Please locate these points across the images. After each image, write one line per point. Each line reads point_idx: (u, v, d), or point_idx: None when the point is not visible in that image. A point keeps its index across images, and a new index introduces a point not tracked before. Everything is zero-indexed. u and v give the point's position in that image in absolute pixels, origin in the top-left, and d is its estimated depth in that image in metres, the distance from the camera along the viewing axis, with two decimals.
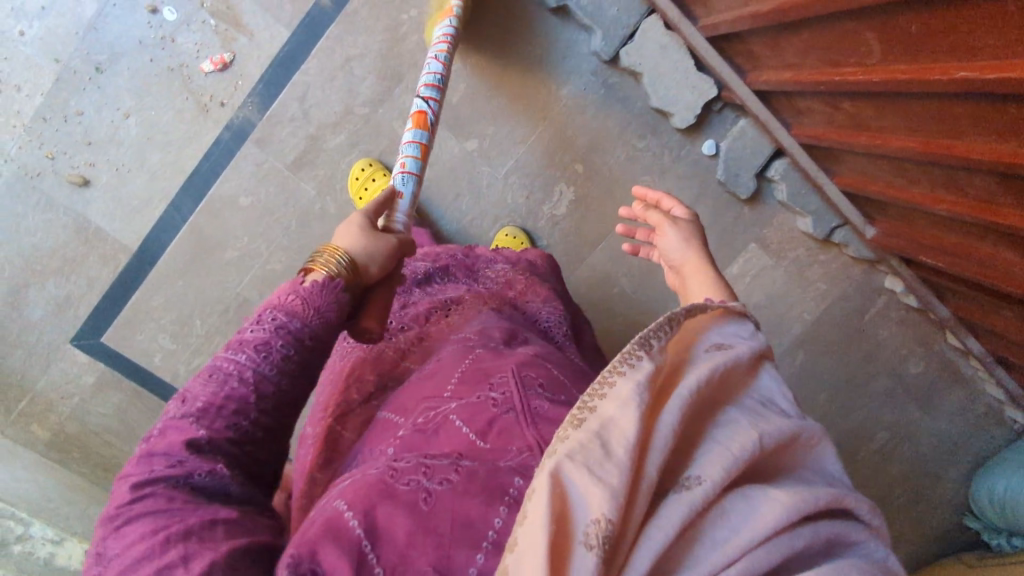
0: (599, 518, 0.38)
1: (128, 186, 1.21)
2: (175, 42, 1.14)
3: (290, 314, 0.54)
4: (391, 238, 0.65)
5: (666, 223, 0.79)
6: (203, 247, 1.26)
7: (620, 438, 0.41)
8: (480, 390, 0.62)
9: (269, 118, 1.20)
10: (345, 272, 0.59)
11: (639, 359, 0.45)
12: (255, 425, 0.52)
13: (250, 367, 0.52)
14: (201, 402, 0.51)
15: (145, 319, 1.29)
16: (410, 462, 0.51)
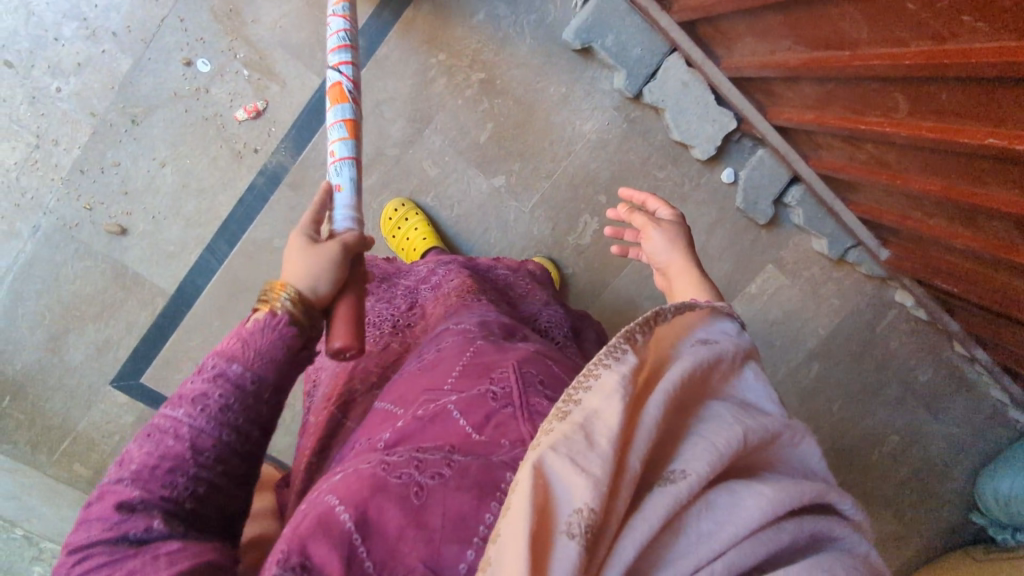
0: (584, 506, 0.38)
1: (165, 232, 1.23)
2: (208, 94, 1.16)
3: (228, 359, 0.53)
4: (332, 245, 0.61)
5: (651, 226, 0.75)
6: (239, 288, 1.28)
7: (606, 428, 0.41)
8: (479, 384, 0.58)
9: (302, 162, 1.22)
10: (293, 306, 0.56)
11: (623, 352, 0.46)
12: (193, 491, 0.50)
13: (185, 423, 0.51)
14: (133, 468, 0.49)
15: (184, 359, 1.31)
16: (403, 456, 0.49)
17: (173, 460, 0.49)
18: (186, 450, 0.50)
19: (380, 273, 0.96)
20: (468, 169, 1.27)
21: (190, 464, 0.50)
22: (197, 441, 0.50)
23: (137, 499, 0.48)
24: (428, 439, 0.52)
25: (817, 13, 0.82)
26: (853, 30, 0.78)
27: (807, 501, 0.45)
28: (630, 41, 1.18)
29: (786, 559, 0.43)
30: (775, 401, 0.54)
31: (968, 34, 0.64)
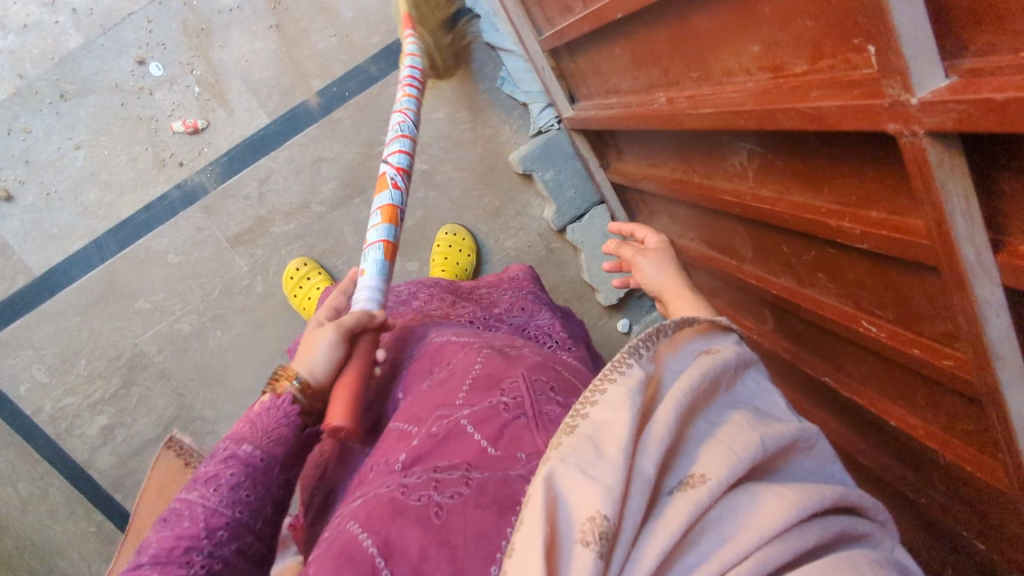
0: (597, 514, 0.38)
1: (54, 212, 1.18)
2: (150, 96, 1.16)
3: (238, 441, 0.57)
4: (332, 328, 0.66)
5: (640, 254, 0.72)
6: (113, 291, 1.23)
7: (613, 438, 0.42)
8: (489, 397, 0.60)
9: (223, 190, 1.21)
10: (300, 390, 0.62)
11: (627, 367, 0.48)
12: (209, 569, 0.51)
13: (200, 502, 0.53)
14: (150, 554, 0.50)
15: (26, 345, 1.23)
16: (421, 476, 0.52)
17: (188, 539, 0.51)
18: (202, 529, 0.52)
19: None
20: None
21: (206, 542, 0.51)
22: (211, 519, 0.52)
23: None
24: (445, 458, 0.55)
25: (716, 219, 0.91)
26: (741, 245, 0.87)
27: (830, 504, 0.43)
28: (567, 180, 1.27)
29: (813, 557, 0.41)
30: (788, 407, 0.52)
31: (818, 287, 0.73)
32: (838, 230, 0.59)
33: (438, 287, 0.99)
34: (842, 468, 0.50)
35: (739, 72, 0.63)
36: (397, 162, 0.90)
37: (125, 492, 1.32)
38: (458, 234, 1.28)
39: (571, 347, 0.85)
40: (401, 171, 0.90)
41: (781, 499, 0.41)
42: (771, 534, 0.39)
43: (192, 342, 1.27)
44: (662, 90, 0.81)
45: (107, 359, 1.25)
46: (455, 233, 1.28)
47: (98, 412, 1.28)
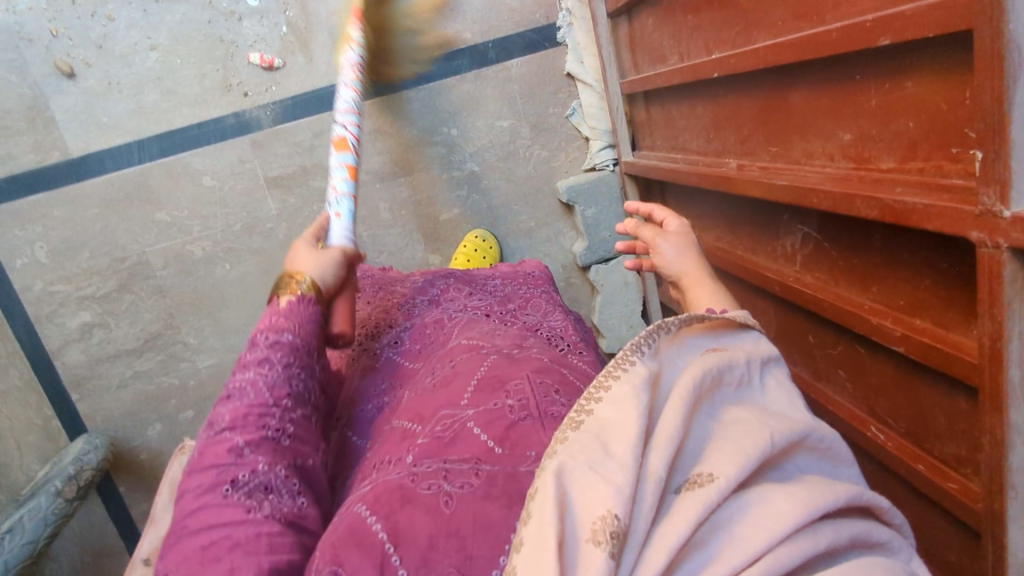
0: (608, 513, 0.37)
1: (110, 102, 1.17)
2: (238, 23, 1.16)
3: (277, 330, 0.59)
4: (335, 250, 0.70)
5: (660, 236, 0.71)
6: (140, 195, 1.22)
7: (621, 437, 0.41)
8: (493, 398, 0.59)
9: (278, 130, 1.22)
10: (309, 288, 0.64)
11: (631, 363, 0.47)
12: (283, 430, 0.55)
13: (260, 379, 0.56)
14: (228, 420, 0.54)
15: (35, 220, 1.20)
16: (430, 467, 0.50)
17: (259, 407, 0.55)
18: (270, 399, 0.56)
19: (377, 281, 0.98)
20: (413, 233, 1.31)
21: (277, 410, 0.56)
22: (274, 391, 0.56)
23: (241, 444, 0.52)
24: (452, 453, 0.52)
25: (746, 296, 0.92)
26: (765, 327, 0.88)
27: (840, 502, 0.40)
28: (605, 221, 1.29)
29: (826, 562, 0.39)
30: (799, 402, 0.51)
31: (834, 384, 0.74)
32: (878, 330, 0.60)
33: (452, 278, 0.99)
34: (851, 468, 0.49)
35: (820, 154, 0.65)
36: (352, 117, 0.94)
37: (82, 392, 1.30)
38: (487, 241, 1.29)
39: (584, 351, 0.80)
40: (354, 125, 0.94)
41: (791, 495, 0.39)
42: (782, 532, 0.37)
43: (198, 267, 1.27)
44: (733, 156, 0.83)
45: (110, 259, 1.24)
46: (484, 238, 1.29)
47: (83, 307, 1.26)
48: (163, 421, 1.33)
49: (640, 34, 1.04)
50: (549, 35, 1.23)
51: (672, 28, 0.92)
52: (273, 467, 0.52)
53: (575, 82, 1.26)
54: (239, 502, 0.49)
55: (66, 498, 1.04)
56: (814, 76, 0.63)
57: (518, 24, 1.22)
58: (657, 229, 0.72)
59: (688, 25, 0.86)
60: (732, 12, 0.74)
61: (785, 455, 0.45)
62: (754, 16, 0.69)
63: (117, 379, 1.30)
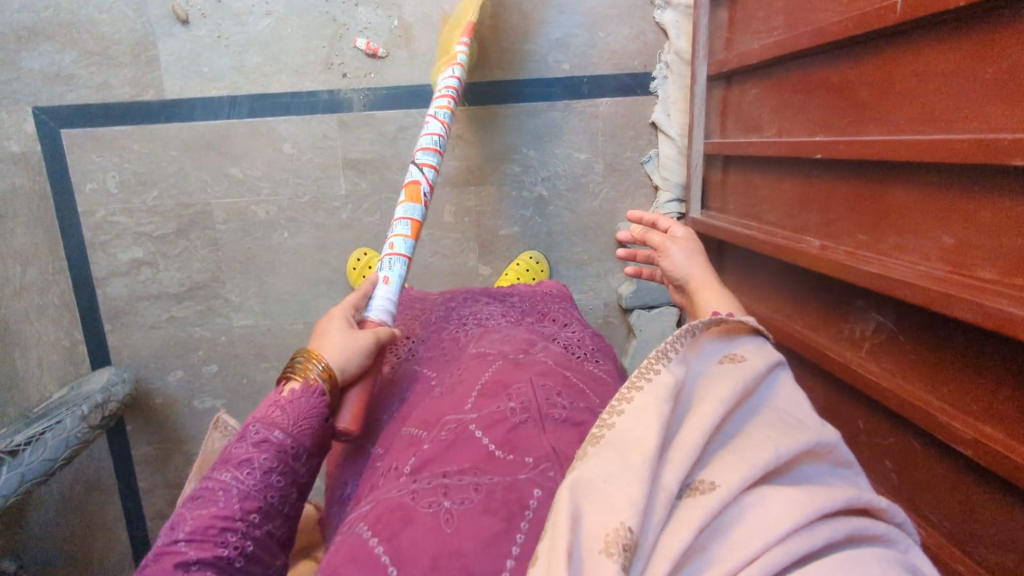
0: (621, 525, 0.38)
1: (214, 55, 1.20)
2: (353, 8, 1.20)
3: (270, 426, 0.60)
4: (370, 335, 0.72)
5: (671, 241, 0.75)
6: (221, 149, 1.25)
7: (638, 450, 0.43)
8: (496, 402, 0.61)
9: (366, 116, 1.25)
10: (323, 377, 0.66)
11: (653, 375, 0.50)
12: (243, 548, 0.54)
13: (234, 482, 0.57)
14: (187, 530, 0.53)
15: (115, 151, 1.23)
16: (430, 483, 0.51)
17: (224, 519, 0.54)
18: (238, 512, 0.55)
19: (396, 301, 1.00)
20: (471, 242, 1.34)
21: (242, 524, 0.55)
22: (244, 502, 0.56)
23: (192, 560, 0.51)
24: (452, 461, 0.54)
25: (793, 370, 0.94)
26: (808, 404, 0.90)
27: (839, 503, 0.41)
28: None
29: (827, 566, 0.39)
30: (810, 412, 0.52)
31: (879, 475, 0.76)
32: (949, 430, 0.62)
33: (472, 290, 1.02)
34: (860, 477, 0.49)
35: (914, 251, 0.67)
36: (426, 160, 0.96)
37: (115, 325, 1.31)
38: (540, 264, 1.32)
39: (600, 360, 0.82)
40: (427, 170, 0.95)
41: (792, 501, 0.40)
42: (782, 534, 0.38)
43: (258, 229, 1.29)
44: (815, 237, 0.86)
45: (175, 203, 1.26)
46: (538, 261, 1.32)
47: (138, 243, 1.28)
48: (185, 369, 1.35)
49: (735, 101, 1.08)
50: (643, 83, 1.27)
51: (775, 102, 0.95)
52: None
53: (656, 132, 1.30)
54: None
55: (90, 425, 1.05)
56: (925, 177, 0.65)
57: (617, 68, 1.26)
58: (664, 237, 0.76)
59: (794, 102, 0.89)
60: (850, 100, 0.77)
61: (792, 461, 0.46)
62: (873, 110, 0.72)
63: (152, 319, 1.31)
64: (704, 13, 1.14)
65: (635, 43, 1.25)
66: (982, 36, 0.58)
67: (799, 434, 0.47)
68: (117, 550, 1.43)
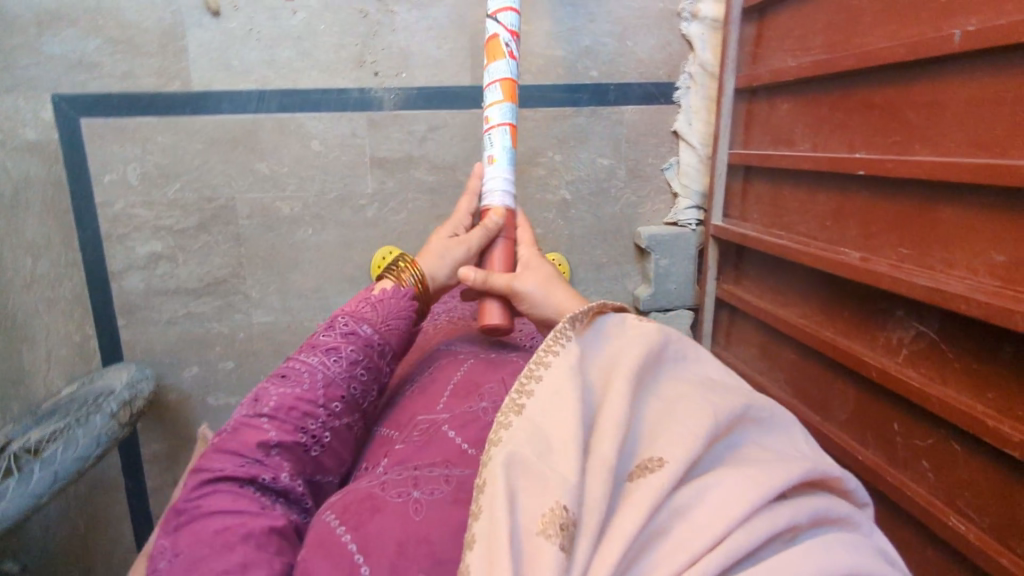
0: (558, 505, 0.40)
1: (243, 48, 1.19)
2: (388, 7, 1.20)
3: (357, 321, 0.65)
4: (464, 246, 0.75)
5: (516, 280, 0.72)
6: (247, 143, 1.23)
7: (561, 433, 0.44)
8: (469, 402, 0.66)
9: (396, 115, 1.25)
10: (416, 283, 0.71)
11: (553, 357, 0.52)
12: (316, 438, 0.59)
13: (319, 369, 0.61)
14: (270, 407, 0.58)
15: (137, 142, 1.21)
16: (403, 476, 0.53)
17: (305, 403, 0.59)
18: (320, 397, 0.60)
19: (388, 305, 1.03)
20: None
21: (321, 412, 0.60)
22: (329, 390, 0.60)
23: (272, 443, 0.56)
24: (429, 463, 0.57)
25: (819, 373, 0.99)
26: (837, 404, 0.95)
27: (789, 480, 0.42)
28: (673, 273, 1.36)
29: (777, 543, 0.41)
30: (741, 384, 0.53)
31: (912, 472, 0.81)
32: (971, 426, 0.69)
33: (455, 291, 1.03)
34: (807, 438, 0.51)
35: (964, 267, 0.72)
36: (506, 17, 0.83)
37: (129, 320, 1.28)
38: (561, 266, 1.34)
39: None
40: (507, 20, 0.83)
41: (744, 480, 0.41)
42: (736, 517, 0.39)
43: (282, 225, 1.28)
44: (852, 249, 0.91)
45: (198, 197, 1.24)
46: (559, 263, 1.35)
47: (157, 236, 1.25)
48: (201, 365, 1.33)
49: (764, 114, 1.12)
50: (667, 92, 1.31)
51: (811, 118, 0.99)
52: (293, 479, 0.57)
53: (677, 140, 1.34)
54: (252, 497, 0.54)
55: (120, 422, 1.03)
56: (977, 199, 0.70)
57: (642, 77, 1.29)
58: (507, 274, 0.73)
59: (833, 119, 0.94)
60: (895, 122, 0.81)
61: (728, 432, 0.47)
62: (920, 132, 0.77)
63: (169, 314, 1.29)
64: (733, 27, 1.17)
65: (662, 53, 1.28)
66: None
67: (731, 402, 0.48)
68: (122, 548, 1.40)
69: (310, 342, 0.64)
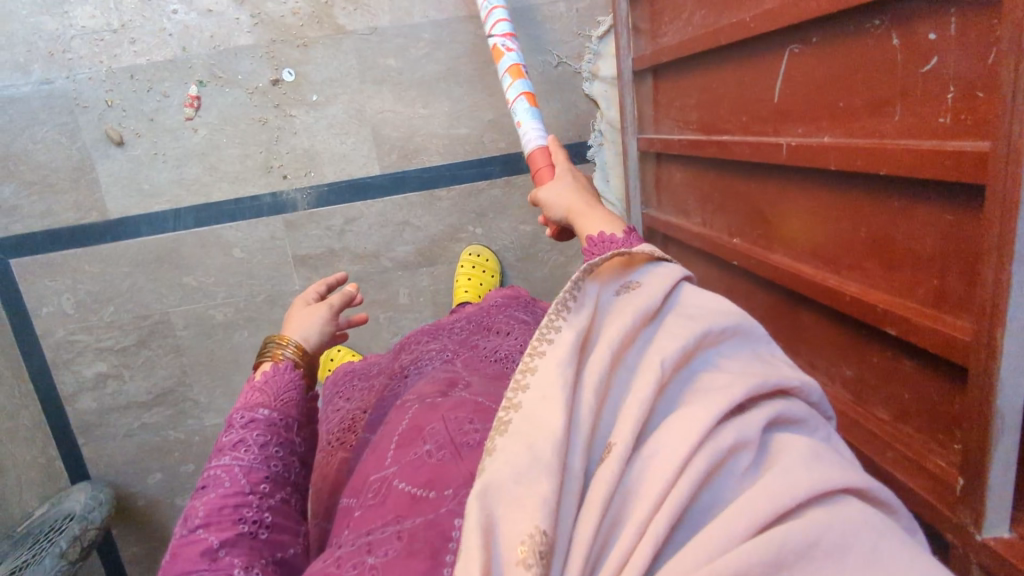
0: (534, 531, 0.35)
1: (152, 171, 1.21)
2: (286, 112, 1.21)
3: (254, 406, 0.66)
4: (324, 306, 0.80)
5: (540, 189, 0.72)
6: (171, 260, 1.26)
7: (538, 436, 0.39)
8: (413, 448, 0.62)
9: (311, 213, 1.27)
10: (293, 352, 0.74)
11: (549, 342, 0.44)
12: (261, 520, 0.59)
13: (235, 464, 0.62)
14: (202, 517, 0.58)
15: (66, 273, 1.24)
16: (354, 545, 0.53)
17: (237, 497, 0.59)
18: (247, 487, 0.60)
19: (369, 369, 1.06)
20: (429, 319, 1.36)
21: (254, 498, 0.60)
22: (251, 476, 0.61)
23: (216, 545, 0.56)
24: (376, 523, 0.55)
25: None
26: None
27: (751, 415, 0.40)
28: None
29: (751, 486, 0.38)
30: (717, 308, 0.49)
31: None
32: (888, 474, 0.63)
33: (420, 331, 1.05)
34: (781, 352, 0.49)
35: (822, 373, 0.71)
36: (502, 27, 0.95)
37: (87, 438, 1.34)
38: None
39: None
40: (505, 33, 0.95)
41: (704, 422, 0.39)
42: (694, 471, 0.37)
43: (218, 331, 1.31)
44: (743, 328, 0.89)
45: (133, 316, 1.28)
46: None
47: (101, 357, 1.30)
48: (164, 471, 1.37)
49: (666, 180, 1.10)
50: (580, 151, 1.29)
51: (699, 191, 0.97)
52: (249, 572, 0.55)
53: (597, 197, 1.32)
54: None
55: None
56: (822, 310, 0.69)
57: (553, 140, 1.28)
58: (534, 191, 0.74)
59: (714, 198, 0.92)
60: (757, 214, 0.79)
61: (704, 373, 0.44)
62: (776, 231, 0.76)
63: (125, 428, 1.34)
64: (628, 89, 1.15)
65: (569, 114, 1.27)
66: (856, 200, 0.60)
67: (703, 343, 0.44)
68: None
69: (218, 448, 0.65)
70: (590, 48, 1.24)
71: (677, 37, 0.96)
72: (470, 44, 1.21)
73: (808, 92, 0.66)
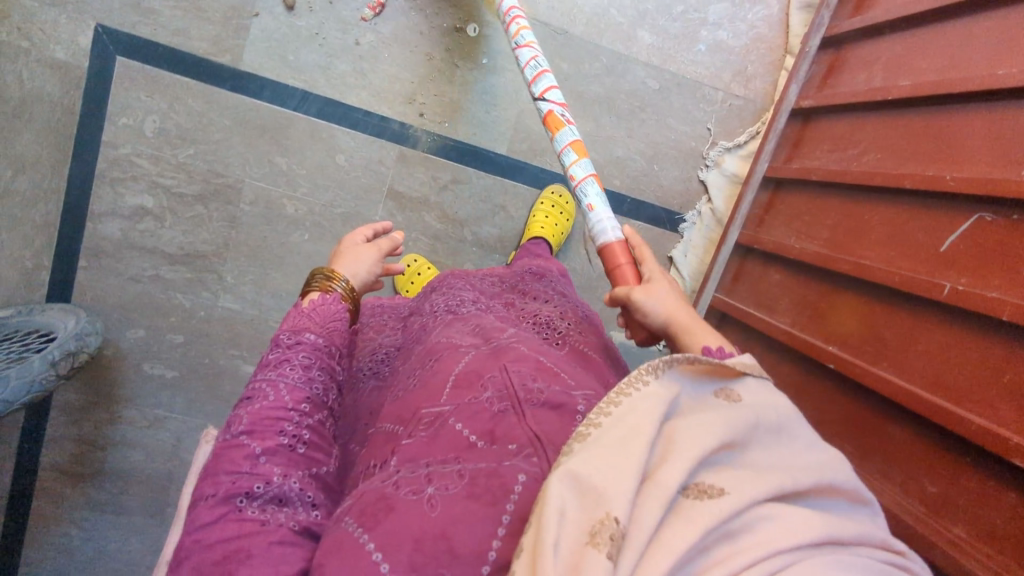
0: (608, 516, 0.39)
1: (304, 48, 1.20)
2: (453, 59, 1.25)
3: (300, 331, 0.66)
4: (371, 250, 0.83)
5: (632, 291, 0.72)
6: (274, 135, 1.23)
7: (626, 453, 0.43)
8: (471, 393, 0.57)
9: (426, 157, 1.28)
10: (342, 290, 0.75)
11: (641, 386, 0.49)
12: (299, 436, 0.59)
13: (276, 378, 0.62)
14: (245, 424, 0.58)
15: (166, 97, 1.19)
16: (413, 472, 0.50)
17: (280, 411, 0.59)
18: (288, 404, 0.60)
19: (400, 308, 1.02)
20: None
21: (295, 415, 0.60)
22: (294, 395, 0.61)
23: (258, 452, 0.56)
24: (437, 452, 0.52)
25: None
26: None
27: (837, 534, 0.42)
28: None
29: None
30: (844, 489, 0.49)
31: None
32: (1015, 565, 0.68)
33: (452, 273, 1.01)
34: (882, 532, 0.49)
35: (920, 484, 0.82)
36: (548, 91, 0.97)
37: (90, 263, 1.22)
38: None
39: (582, 331, 0.82)
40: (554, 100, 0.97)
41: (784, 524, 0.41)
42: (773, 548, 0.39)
43: (281, 220, 1.26)
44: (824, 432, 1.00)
45: (207, 168, 1.22)
46: None
47: (151, 192, 1.22)
48: (148, 330, 1.27)
49: (755, 276, 1.24)
50: (673, 220, 1.39)
51: (797, 298, 1.10)
52: (286, 479, 0.55)
53: (670, 265, 1.42)
54: (253, 516, 0.52)
55: (58, 371, 0.99)
56: (928, 431, 0.81)
57: (657, 200, 1.38)
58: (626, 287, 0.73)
59: (816, 311, 1.05)
60: (874, 339, 0.92)
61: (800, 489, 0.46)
62: (892, 354, 0.88)
63: (134, 271, 1.24)
64: (750, 190, 1.28)
65: (681, 185, 1.38)
66: (1012, 348, 0.73)
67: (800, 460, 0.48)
68: None
69: (261, 364, 0.65)
70: (724, 141, 1.36)
71: (835, 165, 1.09)
72: (634, 86, 1.31)
73: (984, 254, 0.79)
